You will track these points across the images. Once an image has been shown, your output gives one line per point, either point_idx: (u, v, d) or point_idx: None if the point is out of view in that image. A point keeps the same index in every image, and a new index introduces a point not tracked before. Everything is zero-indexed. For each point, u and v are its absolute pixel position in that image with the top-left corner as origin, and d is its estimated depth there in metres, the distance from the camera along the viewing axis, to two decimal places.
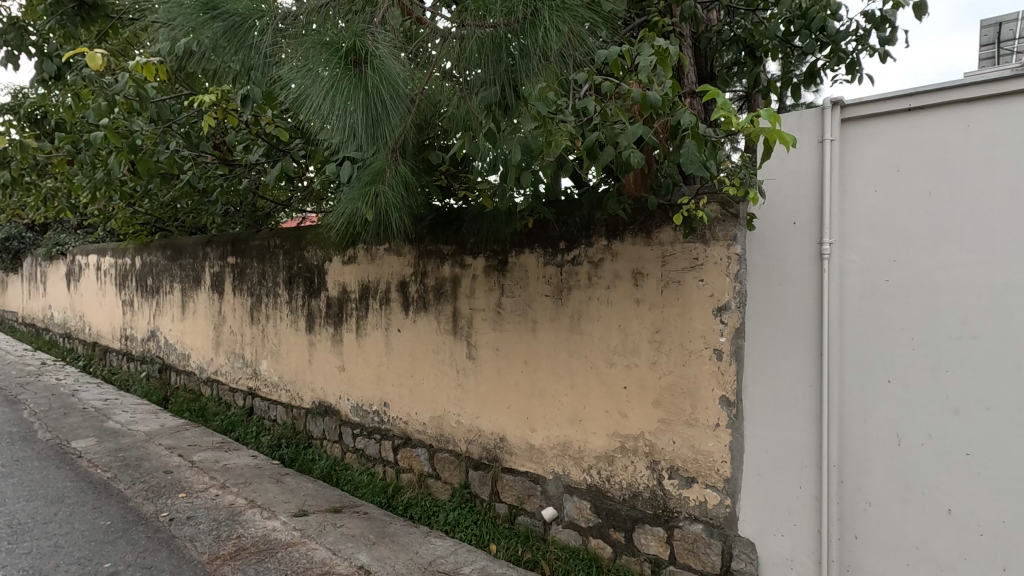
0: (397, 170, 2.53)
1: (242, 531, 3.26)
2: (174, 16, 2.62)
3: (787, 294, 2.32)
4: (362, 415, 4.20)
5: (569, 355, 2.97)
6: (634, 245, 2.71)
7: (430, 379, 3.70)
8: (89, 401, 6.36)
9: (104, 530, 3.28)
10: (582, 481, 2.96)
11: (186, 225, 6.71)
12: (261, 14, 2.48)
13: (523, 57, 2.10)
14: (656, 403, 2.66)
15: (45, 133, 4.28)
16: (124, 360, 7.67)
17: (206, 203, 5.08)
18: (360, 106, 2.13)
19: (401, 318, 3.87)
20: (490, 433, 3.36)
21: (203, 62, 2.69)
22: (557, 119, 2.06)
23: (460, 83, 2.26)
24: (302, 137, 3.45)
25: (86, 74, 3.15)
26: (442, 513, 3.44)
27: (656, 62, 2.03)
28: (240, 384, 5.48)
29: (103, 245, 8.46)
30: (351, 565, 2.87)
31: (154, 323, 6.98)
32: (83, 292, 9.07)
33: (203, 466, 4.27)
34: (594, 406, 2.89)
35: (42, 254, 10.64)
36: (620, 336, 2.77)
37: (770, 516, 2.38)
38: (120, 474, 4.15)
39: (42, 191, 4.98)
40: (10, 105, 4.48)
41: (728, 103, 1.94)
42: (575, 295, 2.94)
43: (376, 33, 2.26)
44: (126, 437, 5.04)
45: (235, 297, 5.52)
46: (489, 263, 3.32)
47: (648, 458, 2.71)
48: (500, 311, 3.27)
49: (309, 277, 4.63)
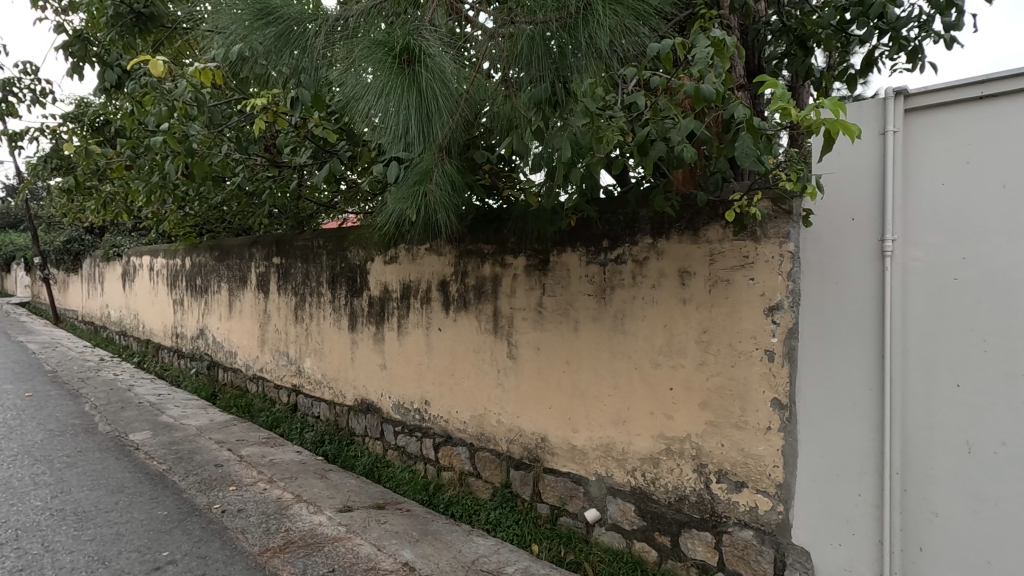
0: (444, 169, 2.56)
1: (290, 524, 3.34)
2: (228, 24, 2.70)
3: (845, 293, 2.22)
4: (403, 413, 4.24)
5: (612, 356, 2.93)
6: (680, 243, 2.65)
7: (471, 378, 3.70)
8: (144, 396, 6.66)
9: (162, 520, 3.42)
10: (626, 483, 2.91)
11: (233, 227, 6.93)
12: (312, 18, 2.53)
13: (576, 53, 2.07)
14: (703, 405, 2.59)
15: (107, 139, 4.51)
16: (174, 357, 7.97)
17: (253, 204, 5.23)
18: (413, 106, 2.14)
19: (442, 317, 3.90)
20: (532, 433, 3.35)
21: (255, 66, 2.76)
22: (606, 114, 2.03)
23: (507, 80, 2.24)
24: (347, 138, 3.52)
25: (149, 81, 3.33)
26: (483, 512, 3.44)
27: (713, 53, 1.94)
28: (285, 381, 5.61)
29: (156, 247, 8.82)
30: (396, 562, 2.91)
31: (202, 322, 7.24)
32: (138, 291, 9.47)
33: (252, 461, 4.41)
34: (638, 407, 2.84)
35: (99, 255, 11.18)
36: (665, 337, 2.71)
37: (827, 524, 2.29)
38: (174, 467, 4.32)
39: (102, 195, 5.25)
40: (74, 114, 4.74)
41: (787, 94, 1.88)
42: (618, 295, 2.89)
43: (427, 30, 2.26)
44: (178, 431, 5.24)
45: (280, 296, 5.67)
46: (530, 262, 3.30)
47: (695, 461, 2.64)
48: (541, 310, 3.25)
49: (351, 276, 4.71)
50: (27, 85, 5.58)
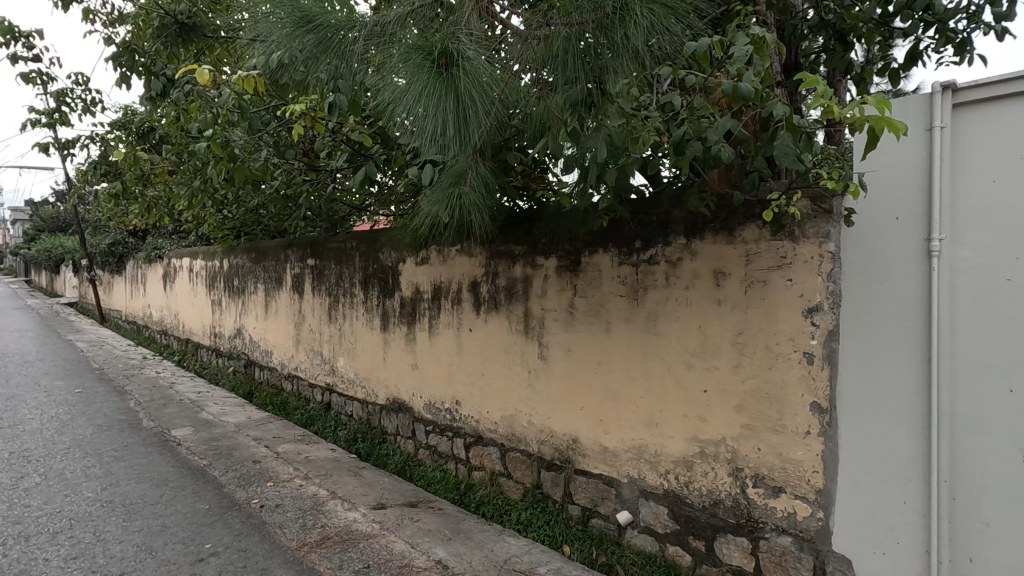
0: (478, 170, 2.60)
1: (326, 520, 3.41)
2: (270, 33, 2.78)
3: (889, 294, 2.16)
4: (434, 412, 4.29)
5: (644, 357, 2.90)
6: (714, 244, 2.61)
7: (501, 379, 3.72)
8: (185, 393, 6.89)
9: (204, 513, 3.54)
10: (659, 486, 2.88)
11: (269, 229, 7.12)
12: (352, 25, 2.59)
13: (613, 54, 2.07)
14: (738, 408, 2.55)
15: (151, 146, 4.69)
16: (213, 356, 8.22)
17: (289, 207, 5.36)
18: (450, 110, 2.17)
19: (472, 318, 3.93)
20: (563, 434, 3.35)
21: (295, 73, 2.83)
22: (641, 114, 2.02)
23: (542, 81, 2.22)
24: (382, 141, 3.59)
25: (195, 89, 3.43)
26: (514, 512, 3.45)
27: (752, 51, 1.92)
28: (319, 380, 5.74)
29: (195, 249, 9.11)
30: (429, 560, 2.94)
31: (239, 322, 7.45)
32: (178, 291, 9.80)
33: (288, 457, 4.52)
34: (671, 409, 2.81)
35: (141, 257, 11.60)
36: (699, 339, 2.68)
37: (869, 532, 2.23)
38: (215, 462, 4.47)
39: (147, 199, 5.46)
40: (121, 122, 4.96)
41: (830, 91, 1.84)
42: (651, 296, 2.87)
43: (464, 34, 2.29)
44: (217, 428, 5.41)
45: (314, 297, 5.79)
46: (561, 263, 3.30)
47: (730, 465, 2.60)
48: (572, 311, 3.25)
49: (383, 277, 4.79)
50: (78, 96, 5.86)
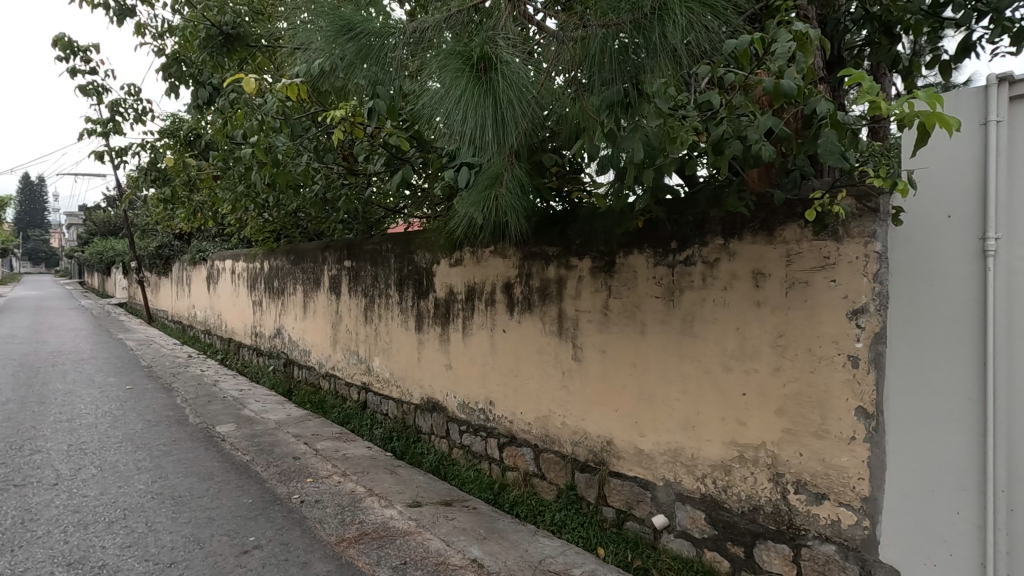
0: (514, 173, 2.62)
1: (363, 517, 3.49)
2: (313, 41, 2.86)
3: (941, 296, 2.08)
4: (468, 412, 4.33)
5: (680, 359, 2.86)
6: (754, 244, 2.56)
7: (535, 379, 3.73)
8: (228, 390, 7.13)
9: (248, 507, 3.66)
10: (696, 490, 2.84)
11: (307, 232, 7.31)
12: (391, 32, 2.64)
13: (650, 54, 2.05)
14: (779, 412, 2.49)
15: (198, 153, 4.89)
16: (254, 355, 8.49)
17: (327, 210, 5.50)
18: (487, 115, 2.19)
19: (506, 319, 3.95)
20: (597, 436, 3.33)
21: (336, 79, 2.91)
22: (678, 114, 2.03)
23: (576, 81, 2.24)
24: (418, 144, 3.66)
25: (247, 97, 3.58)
26: (548, 513, 3.45)
27: (795, 47, 1.87)
28: (355, 380, 5.86)
29: (237, 251, 9.42)
30: (464, 558, 2.97)
31: (279, 322, 7.67)
32: (221, 292, 10.15)
33: (326, 454, 4.63)
34: (708, 412, 2.76)
35: (187, 259, 12.06)
36: (737, 341, 2.63)
37: (920, 543, 2.14)
38: (257, 458, 4.62)
39: (193, 204, 5.68)
40: (169, 130, 5.19)
41: (876, 86, 1.79)
42: (687, 297, 2.83)
43: (502, 37, 2.29)
44: (259, 425, 5.59)
45: (350, 297, 5.92)
46: (595, 264, 3.29)
47: (770, 470, 2.54)
48: (606, 313, 3.23)
49: (418, 278, 4.86)
50: (130, 106, 6.14)
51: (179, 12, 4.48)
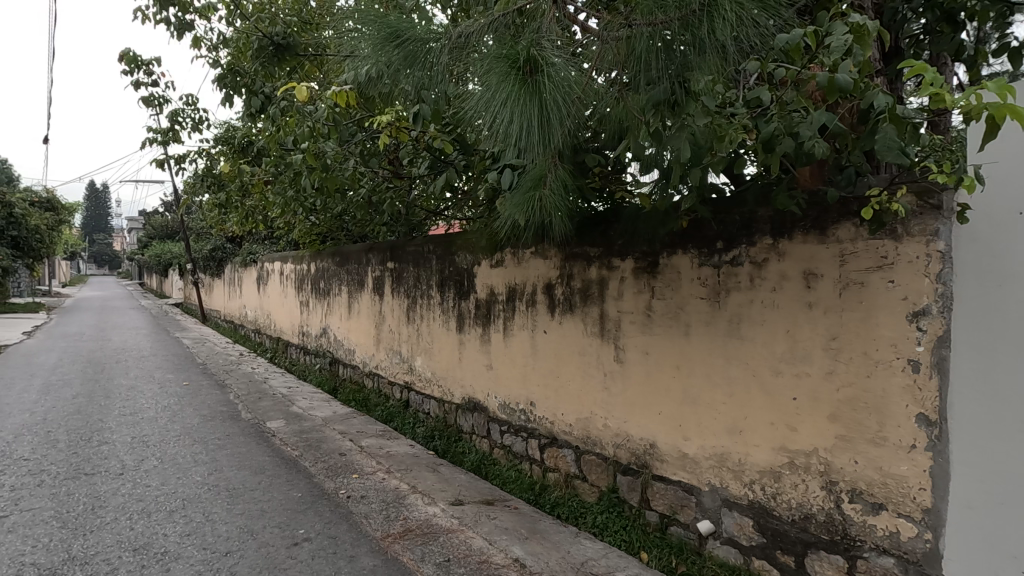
0: (557, 174, 2.63)
1: (408, 513, 3.56)
2: (361, 48, 2.93)
3: (1011, 297, 1.96)
4: (509, 412, 4.35)
5: (727, 362, 2.80)
6: (805, 244, 2.48)
7: (576, 381, 3.72)
8: (277, 388, 7.40)
9: (298, 500, 3.79)
10: (743, 496, 2.77)
11: (352, 234, 7.50)
12: (437, 37, 2.69)
13: (698, 51, 2.02)
14: (832, 418, 2.40)
15: (251, 159, 5.10)
16: (301, 353, 8.77)
17: (371, 213, 5.64)
18: (533, 118, 2.20)
19: (547, 320, 3.95)
20: (640, 439, 3.29)
21: (383, 84, 2.98)
22: (726, 112, 2.01)
23: (621, 81, 2.23)
24: (461, 146, 3.72)
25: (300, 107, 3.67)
26: (589, 515, 3.43)
27: (852, 40, 1.79)
28: (398, 379, 5.98)
29: (286, 254, 9.75)
30: (507, 557, 2.99)
31: (325, 322, 7.90)
32: (270, 293, 10.53)
33: (371, 451, 4.75)
34: (756, 416, 2.69)
35: (238, 261, 12.57)
36: (787, 344, 2.55)
37: (988, 559, 2.02)
38: (305, 453, 4.77)
39: (245, 208, 5.93)
40: (224, 138, 5.44)
41: (939, 78, 1.69)
42: (734, 298, 2.76)
43: (547, 38, 2.30)
44: (307, 421, 5.77)
45: (393, 298, 6.04)
46: (638, 264, 3.25)
47: (822, 477, 2.46)
48: (649, 314, 3.19)
49: (459, 279, 4.91)
50: (188, 115, 6.46)
51: (233, 24, 4.69)
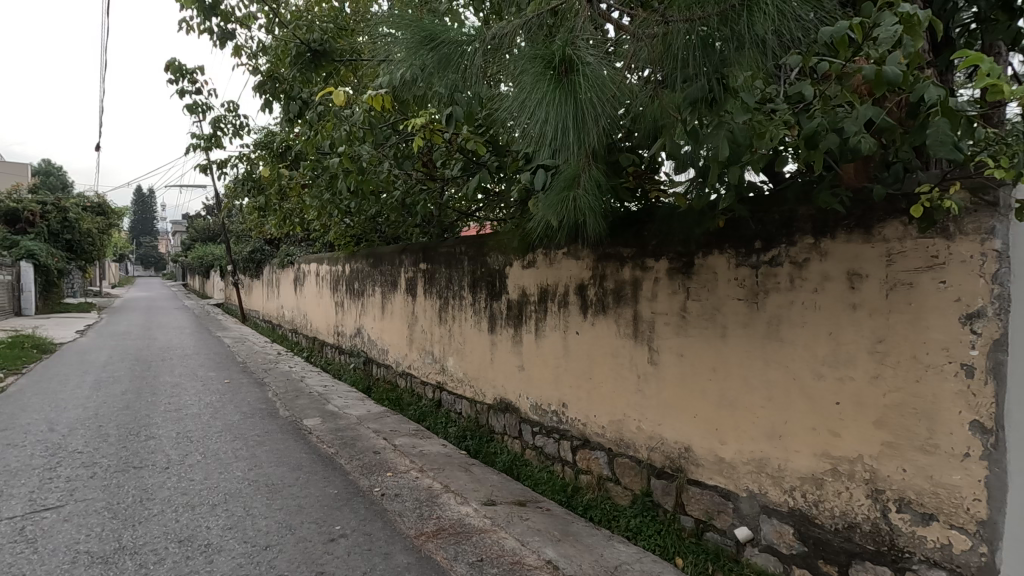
0: (591, 174, 2.62)
1: (441, 512, 3.60)
2: (396, 52, 2.97)
3: None
4: (541, 414, 4.34)
5: (766, 364, 2.73)
6: (849, 243, 2.40)
7: (609, 383, 3.68)
8: (313, 386, 7.57)
9: (334, 497, 3.87)
10: (783, 503, 2.69)
11: (385, 236, 7.62)
12: (471, 40, 2.71)
13: (736, 47, 1.98)
14: (878, 424, 2.31)
15: (289, 163, 5.23)
16: (337, 353, 8.94)
17: (405, 215, 5.72)
18: (568, 118, 2.19)
19: (579, 321, 3.92)
20: (674, 442, 3.24)
21: (417, 87, 3.01)
22: (766, 109, 1.98)
23: (655, 79, 2.21)
24: (495, 148, 3.74)
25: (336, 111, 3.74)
26: (623, 519, 3.39)
27: (901, 31, 1.72)
28: (430, 379, 6.04)
29: (321, 255, 9.97)
30: (540, 559, 2.98)
31: (359, 322, 8.04)
32: (307, 294, 10.78)
33: (404, 450, 4.81)
34: (797, 421, 2.61)
35: (276, 263, 12.91)
36: (830, 346, 2.47)
37: None
38: (341, 451, 4.87)
39: (283, 211, 6.09)
40: (263, 143, 5.60)
41: (997, 68, 1.61)
42: (773, 299, 2.69)
43: (582, 37, 2.29)
44: (342, 419, 5.89)
45: (426, 299, 6.10)
46: (673, 265, 3.20)
47: (867, 486, 2.37)
48: (684, 315, 3.14)
49: (491, 280, 4.93)
50: (229, 121, 6.67)
51: (271, 32, 4.82)
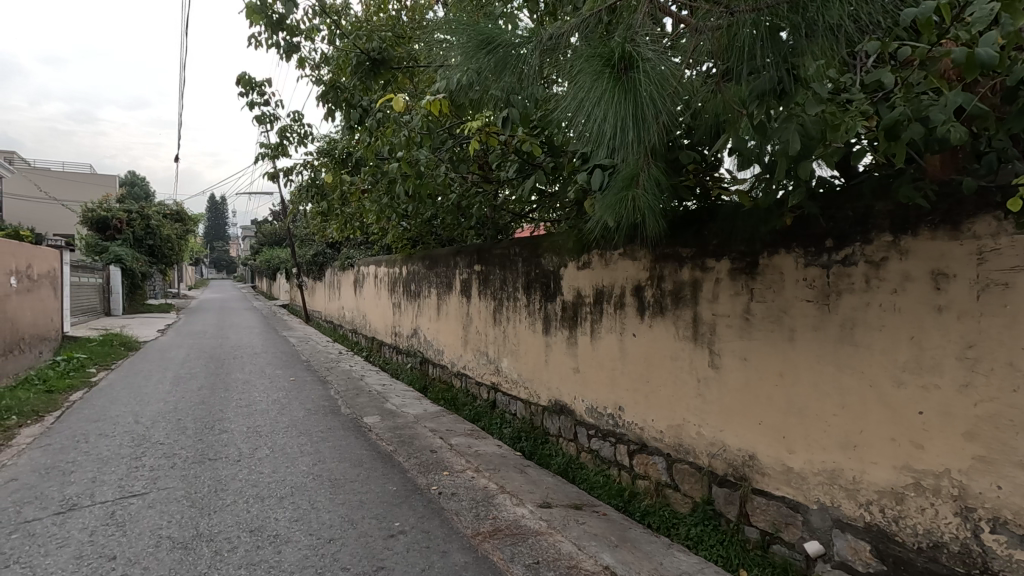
0: (650, 172, 2.55)
1: (497, 513, 3.62)
2: (453, 58, 3.02)
3: None
4: (597, 417, 4.28)
5: (838, 370, 2.57)
6: (933, 240, 2.23)
7: (668, 386, 3.58)
8: (372, 385, 7.80)
9: (394, 494, 3.96)
10: (859, 518, 2.53)
11: (441, 238, 7.76)
12: (528, 42, 2.71)
13: (809, 35, 1.88)
14: (968, 436, 2.13)
15: (350, 169, 5.41)
16: (394, 352, 9.17)
17: (460, 217, 5.80)
18: (627, 117, 2.15)
19: (636, 323, 3.84)
20: (738, 449, 3.11)
21: (473, 91, 3.05)
22: (841, 99, 1.91)
23: (717, 73, 2.12)
24: (550, 149, 3.73)
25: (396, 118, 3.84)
26: (683, 527, 3.29)
27: (997, 9, 1.57)
28: (485, 379, 6.09)
29: (380, 258, 10.26)
30: (597, 564, 2.94)
31: (416, 322, 8.22)
32: (366, 295, 11.12)
33: (460, 450, 4.87)
34: (874, 431, 2.44)
35: (337, 265, 13.40)
36: (912, 352, 2.30)
37: None
38: (399, 449, 4.99)
39: (344, 215, 6.31)
40: (326, 151, 5.82)
41: None
42: (847, 301, 2.53)
43: (641, 33, 2.24)
44: (401, 418, 6.03)
45: (480, 300, 6.15)
46: (736, 265, 3.08)
47: (956, 503, 2.19)
48: (749, 318, 3.01)
49: (545, 282, 4.91)
50: (295, 130, 6.98)
51: (333, 43, 5.00)
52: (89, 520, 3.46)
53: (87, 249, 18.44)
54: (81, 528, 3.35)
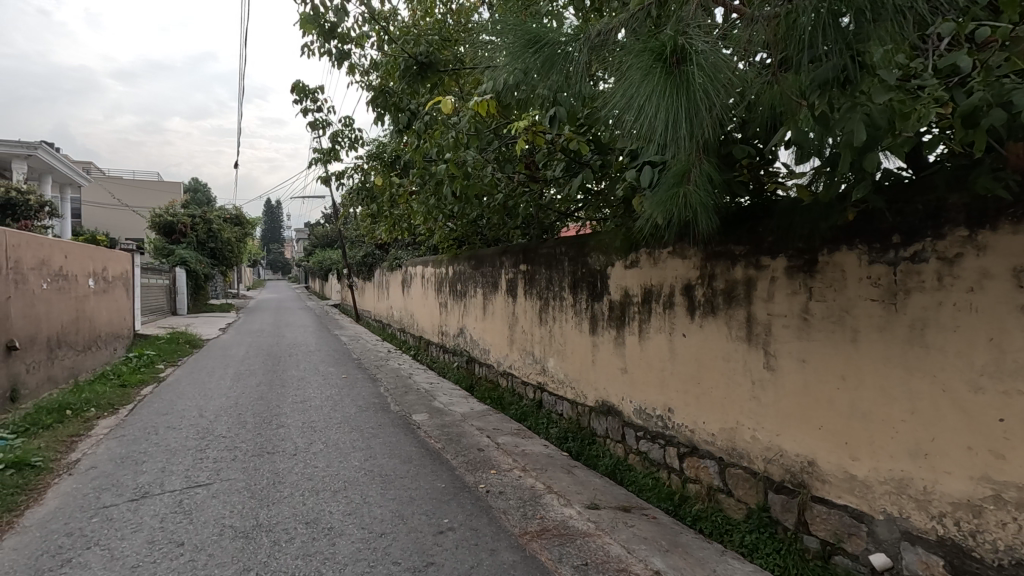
0: (703, 167, 2.48)
1: (545, 512, 3.61)
2: (500, 59, 3.03)
3: None
4: (645, 418, 4.21)
5: (907, 373, 2.43)
6: (1015, 235, 2.07)
7: (720, 388, 3.48)
8: (421, 383, 7.95)
9: (442, 491, 4.02)
10: (930, 531, 2.38)
11: (487, 238, 7.81)
12: (576, 40, 2.69)
13: (876, 17, 1.78)
14: None
15: (399, 171, 5.53)
16: (441, 351, 9.31)
17: (506, 217, 5.83)
18: (680, 112, 2.10)
19: (686, 323, 3.75)
20: (796, 455, 2.98)
21: (520, 91, 3.05)
22: (910, 86, 1.79)
23: (773, 63, 2.06)
24: (598, 146, 3.69)
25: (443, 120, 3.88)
26: (737, 533, 3.19)
27: None
28: (531, 379, 6.09)
29: (427, 258, 10.44)
30: (647, 568, 2.89)
31: (462, 322, 8.31)
32: (413, 295, 11.33)
33: (507, 449, 4.89)
34: (947, 439, 2.29)
35: (386, 266, 13.72)
36: (991, 355, 2.14)
37: None
38: (447, 446, 5.06)
39: (393, 216, 6.45)
40: (376, 154, 5.97)
41: None
42: (916, 301, 2.38)
43: (692, 24, 2.17)
44: (448, 416, 6.11)
45: (526, 300, 6.16)
46: (793, 263, 2.96)
47: None
48: (807, 318, 2.88)
49: (592, 281, 4.87)
50: (346, 135, 7.19)
51: (382, 49, 5.12)
52: (159, 507, 3.68)
53: (156, 253, 19.57)
54: (152, 514, 3.57)
